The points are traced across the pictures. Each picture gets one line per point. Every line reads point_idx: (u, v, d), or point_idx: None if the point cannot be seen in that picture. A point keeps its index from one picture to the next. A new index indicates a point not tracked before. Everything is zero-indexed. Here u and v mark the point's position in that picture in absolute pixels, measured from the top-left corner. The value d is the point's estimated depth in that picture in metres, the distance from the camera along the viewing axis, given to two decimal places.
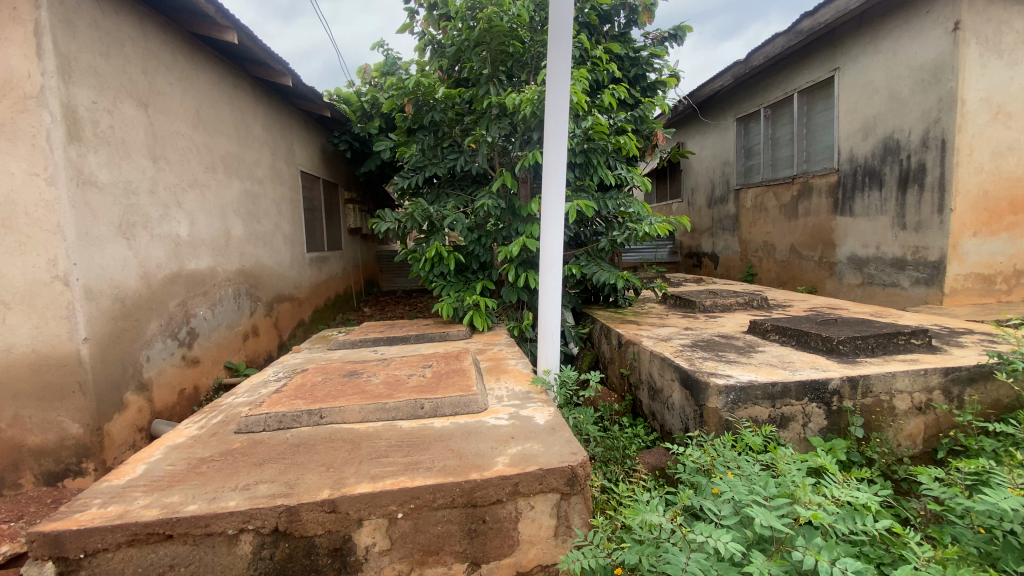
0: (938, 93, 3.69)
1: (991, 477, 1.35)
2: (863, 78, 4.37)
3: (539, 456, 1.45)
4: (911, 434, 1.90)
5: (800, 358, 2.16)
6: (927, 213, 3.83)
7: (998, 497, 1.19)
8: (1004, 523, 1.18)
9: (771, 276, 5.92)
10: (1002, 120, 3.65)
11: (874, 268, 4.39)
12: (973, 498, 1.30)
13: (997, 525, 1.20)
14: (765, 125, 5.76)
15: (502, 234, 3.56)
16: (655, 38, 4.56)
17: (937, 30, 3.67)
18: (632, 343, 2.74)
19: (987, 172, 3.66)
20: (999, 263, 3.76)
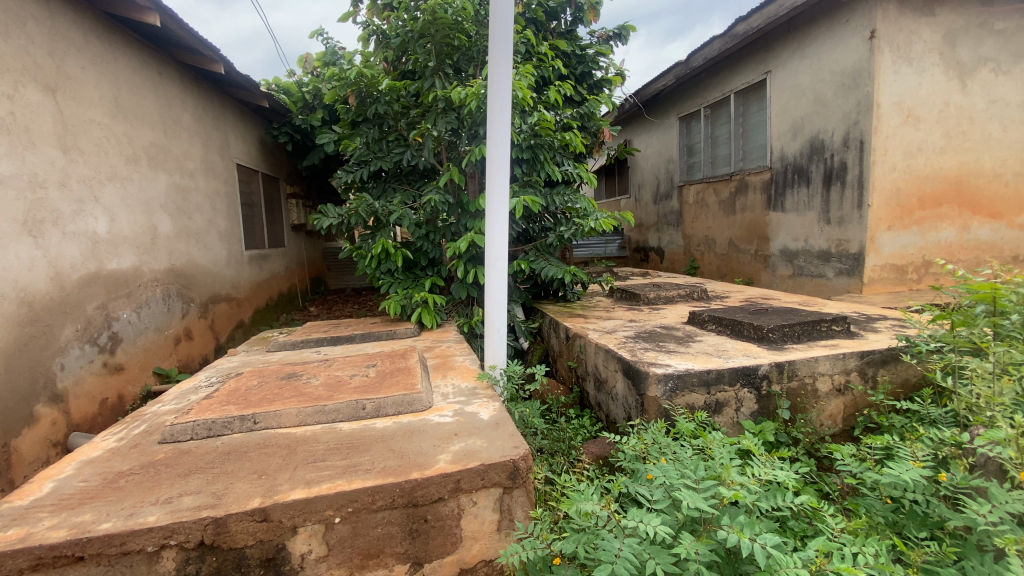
0: (858, 97, 3.95)
1: (897, 451, 1.46)
2: (792, 81, 4.63)
3: (481, 452, 1.45)
4: (832, 414, 2.04)
5: (733, 346, 2.27)
6: (848, 209, 4.12)
7: (901, 470, 1.28)
8: (907, 494, 1.29)
9: (712, 269, 6.19)
10: (913, 122, 3.92)
11: (803, 260, 4.67)
12: (881, 472, 1.39)
13: (902, 496, 1.30)
14: (705, 124, 6.00)
15: (450, 230, 3.53)
16: (600, 37, 4.63)
17: (856, 38, 3.93)
18: (579, 336, 2.79)
19: (899, 171, 3.94)
20: (911, 255, 4.07)
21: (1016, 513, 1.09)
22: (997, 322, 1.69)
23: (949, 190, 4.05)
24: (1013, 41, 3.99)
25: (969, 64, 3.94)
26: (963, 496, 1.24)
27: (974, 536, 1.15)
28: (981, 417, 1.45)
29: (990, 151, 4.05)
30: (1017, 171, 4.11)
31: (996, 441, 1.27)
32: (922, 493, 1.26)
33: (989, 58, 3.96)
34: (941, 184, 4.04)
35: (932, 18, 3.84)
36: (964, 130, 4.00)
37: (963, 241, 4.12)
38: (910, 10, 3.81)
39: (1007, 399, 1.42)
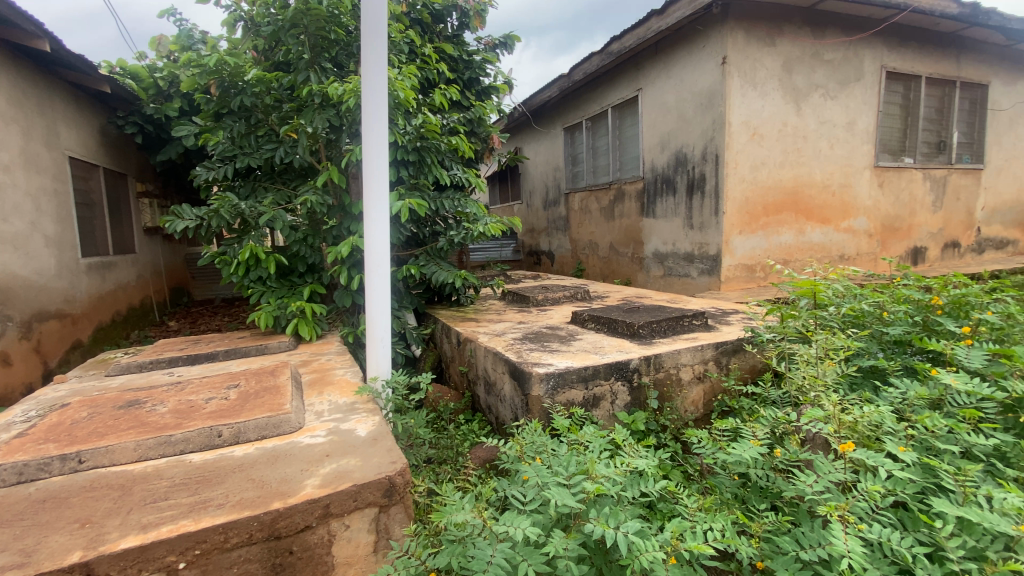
0: (713, 115, 4.44)
1: (742, 431, 1.63)
2: (660, 99, 5.08)
3: (354, 471, 1.36)
4: (694, 401, 2.26)
5: (610, 343, 2.41)
6: (707, 215, 4.62)
7: (741, 450, 1.41)
8: (748, 470, 1.43)
9: (596, 271, 6.57)
10: (757, 140, 4.49)
11: (672, 262, 5.14)
12: (728, 452, 1.53)
13: (745, 473, 1.44)
14: (587, 135, 6.37)
15: (331, 234, 3.32)
16: (487, 44, 4.70)
17: (711, 63, 4.42)
18: (468, 341, 2.77)
19: (747, 182, 4.50)
20: (758, 256, 4.66)
21: (837, 481, 1.17)
22: (817, 313, 1.97)
23: (786, 199, 4.70)
24: (840, 70, 4.72)
25: (803, 89, 4.60)
26: (794, 469, 1.37)
27: (803, 504, 1.20)
28: (803, 396, 1.66)
29: (820, 166, 4.77)
30: (841, 182, 4.88)
31: (819, 418, 1.43)
32: (759, 468, 1.40)
33: (819, 84, 4.65)
34: (781, 194, 4.67)
35: (773, 48, 4.43)
36: (799, 148, 4.66)
37: (799, 243, 4.80)
38: (755, 40, 4.35)
39: (827, 380, 1.63)
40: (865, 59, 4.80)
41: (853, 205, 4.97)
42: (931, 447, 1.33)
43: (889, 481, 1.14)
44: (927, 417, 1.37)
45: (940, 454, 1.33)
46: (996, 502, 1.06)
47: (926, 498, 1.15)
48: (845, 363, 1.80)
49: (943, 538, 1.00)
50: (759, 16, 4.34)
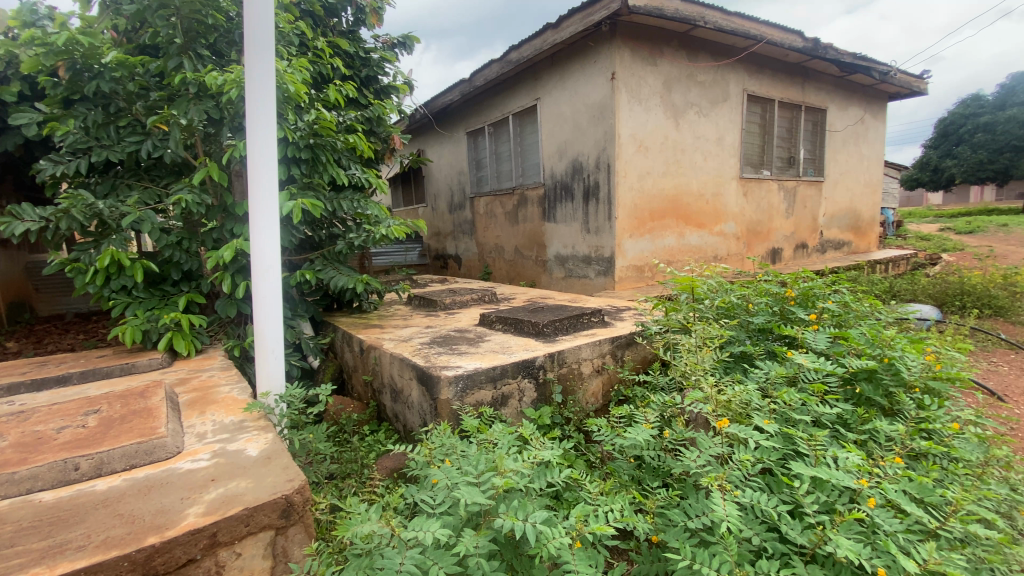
0: (605, 127, 4.74)
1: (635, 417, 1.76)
2: (557, 109, 5.31)
3: (246, 494, 1.25)
4: (594, 392, 2.39)
5: (516, 342, 2.46)
6: (602, 220, 4.91)
7: (634, 435, 1.52)
8: (640, 452, 1.54)
9: (502, 274, 6.67)
10: (643, 151, 4.87)
11: (572, 264, 5.38)
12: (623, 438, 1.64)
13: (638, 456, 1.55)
14: (489, 140, 6.46)
15: (212, 237, 3.01)
16: (384, 42, 4.57)
17: (602, 77, 4.71)
18: (372, 348, 2.67)
19: (635, 190, 4.87)
20: (646, 257, 5.05)
21: (717, 454, 1.30)
22: (695, 306, 2.19)
23: (669, 206, 5.15)
24: (710, 91, 5.28)
25: (681, 106, 5.08)
26: (680, 447, 1.50)
27: (688, 478, 1.32)
28: (684, 381, 1.84)
29: (696, 176, 5.30)
30: (714, 192, 5.46)
31: (700, 400, 1.59)
32: (650, 449, 1.51)
33: (694, 103, 5.17)
34: (664, 202, 5.11)
35: (655, 67, 4.85)
36: (679, 159, 5.14)
37: (681, 245, 5.29)
38: (639, 59, 4.73)
39: (704, 366, 1.81)
40: (731, 82, 5.43)
41: (724, 211, 5.58)
42: (790, 419, 1.53)
43: (758, 450, 1.29)
44: (785, 393, 1.58)
45: (797, 424, 1.54)
46: (841, 461, 1.24)
47: (786, 463, 1.31)
48: (719, 350, 2.01)
49: (800, 496, 1.16)
50: (642, 37, 4.71)
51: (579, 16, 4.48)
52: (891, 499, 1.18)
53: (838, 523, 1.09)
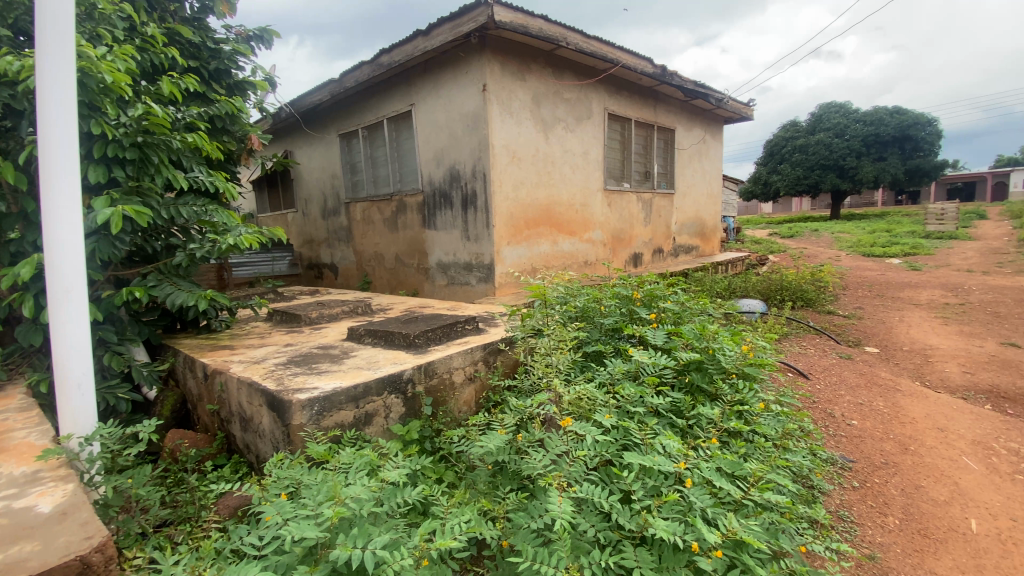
0: (478, 136, 4.82)
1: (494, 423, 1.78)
2: (431, 116, 5.28)
3: (28, 562, 1.04)
4: (467, 401, 2.38)
5: (384, 356, 2.36)
6: (480, 228, 4.97)
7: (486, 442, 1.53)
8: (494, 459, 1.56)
9: (382, 283, 6.43)
10: (516, 162, 5.03)
11: (453, 271, 5.36)
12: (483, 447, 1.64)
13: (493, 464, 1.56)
14: (364, 144, 6.21)
15: (6, 250, 2.48)
16: (239, 34, 4.16)
17: (473, 88, 4.78)
18: (218, 373, 2.39)
19: (510, 199, 5.01)
20: (524, 263, 5.21)
21: (562, 453, 1.36)
22: (553, 312, 2.30)
23: (542, 214, 5.38)
24: (576, 107, 5.63)
25: (550, 120, 5.34)
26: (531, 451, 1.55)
27: (536, 479, 1.37)
28: (540, 383, 1.90)
29: (566, 187, 5.61)
30: (582, 202, 5.84)
31: (549, 401, 1.66)
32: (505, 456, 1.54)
33: (561, 118, 5.47)
34: (538, 211, 5.33)
35: (524, 81, 5.04)
36: (549, 170, 5.39)
37: (554, 252, 5.55)
38: (509, 73, 4.88)
39: (559, 368, 1.90)
40: (593, 100, 5.85)
41: (592, 220, 5.98)
42: (628, 411, 1.67)
43: (596, 445, 1.38)
44: (625, 389, 1.71)
45: (635, 416, 1.67)
46: (664, 448, 1.37)
47: (621, 454, 1.42)
48: (575, 352, 2.13)
49: (629, 485, 1.25)
50: (510, 52, 4.87)
51: (448, 26, 4.50)
52: (705, 478, 1.33)
53: (659, 505, 1.19)
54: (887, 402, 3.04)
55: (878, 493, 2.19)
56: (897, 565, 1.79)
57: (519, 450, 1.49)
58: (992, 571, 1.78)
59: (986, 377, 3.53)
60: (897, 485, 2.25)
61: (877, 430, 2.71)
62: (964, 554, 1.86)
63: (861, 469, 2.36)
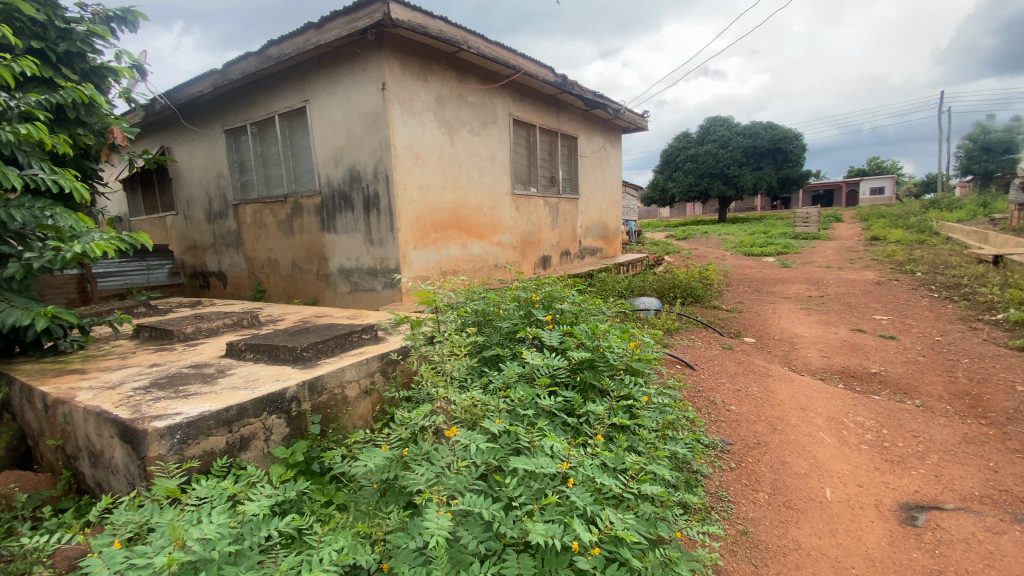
0: (378, 136, 4.64)
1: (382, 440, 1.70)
2: (327, 114, 5.01)
3: None
4: (362, 415, 2.26)
5: (266, 372, 2.17)
6: (384, 231, 4.79)
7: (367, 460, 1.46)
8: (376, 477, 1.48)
9: (278, 291, 5.97)
10: (420, 163, 4.91)
11: (357, 277, 5.11)
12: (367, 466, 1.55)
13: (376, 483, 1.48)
14: (254, 142, 5.75)
15: None
16: (96, 14, 3.63)
17: (372, 86, 4.60)
18: (60, 403, 2.05)
19: (415, 201, 4.87)
20: (431, 268, 5.10)
21: (447, 465, 1.32)
22: (450, 316, 2.26)
23: (449, 217, 5.31)
24: (480, 111, 5.64)
25: (454, 123, 5.29)
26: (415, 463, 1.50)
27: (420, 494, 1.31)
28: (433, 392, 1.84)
29: (473, 190, 5.59)
30: (490, 205, 5.85)
31: (432, 411, 1.62)
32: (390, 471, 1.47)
33: (466, 121, 5.45)
34: (445, 214, 5.25)
35: (426, 82, 4.94)
36: (455, 173, 5.33)
37: (464, 255, 5.51)
38: (409, 73, 4.76)
39: (452, 376, 1.86)
40: (497, 105, 5.89)
41: (500, 223, 6.02)
42: (518, 414, 1.67)
43: (482, 453, 1.36)
44: (517, 393, 1.71)
45: (527, 418, 1.67)
46: (548, 450, 1.38)
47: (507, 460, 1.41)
48: (472, 357, 2.11)
49: (512, 491, 1.24)
50: (410, 52, 4.76)
51: (342, 21, 4.29)
52: (589, 476, 1.35)
53: (540, 509, 1.19)
54: (760, 387, 3.36)
55: (751, 472, 2.41)
56: (765, 537, 1.98)
57: (405, 464, 1.43)
58: (842, 533, 2.01)
59: (838, 359, 4.05)
60: (767, 463, 2.49)
61: (751, 413, 2.99)
62: (820, 521, 2.09)
63: (738, 451, 2.59)
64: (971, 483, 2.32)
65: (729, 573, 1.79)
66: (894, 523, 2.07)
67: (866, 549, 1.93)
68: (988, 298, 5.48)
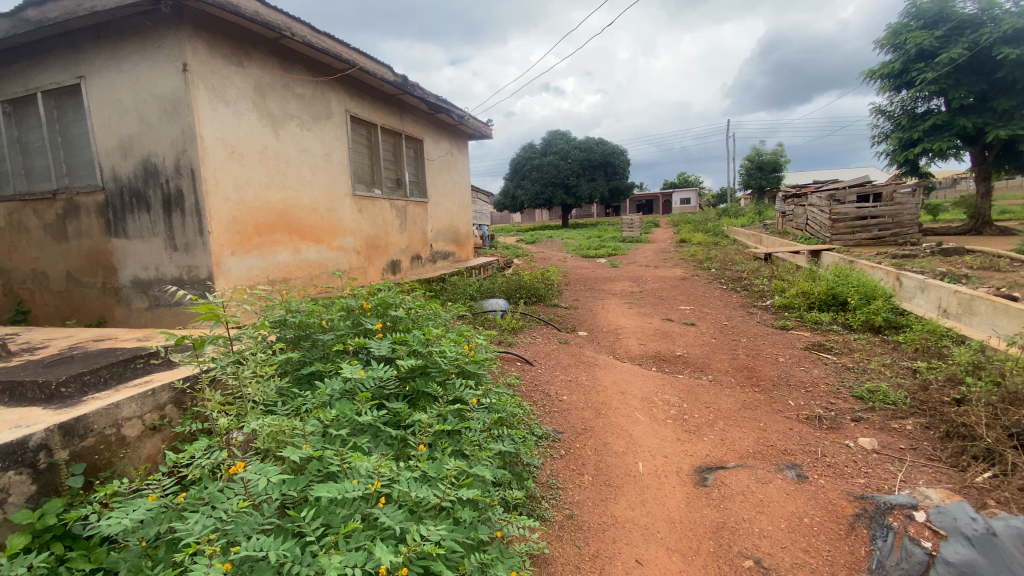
0: (180, 125, 3.99)
1: (155, 489, 1.44)
2: (111, 95, 4.18)
3: None
4: (149, 457, 1.89)
5: (1, 419, 1.68)
6: (191, 235, 4.12)
7: (126, 515, 1.24)
8: (138, 535, 1.26)
9: (49, 311, 4.79)
10: (236, 158, 4.34)
11: (157, 290, 4.32)
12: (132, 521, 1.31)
13: (141, 542, 1.25)
14: (6, 124, 4.55)
15: None
16: None
17: (170, 66, 3.94)
18: None
19: (232, 201, 4.30)
20: (256, 276, 4.55)
21: (230, 506, 1.25)
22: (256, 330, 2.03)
23: (276, 219, 4.80)
24: (310, 105, 5.21)
25: (279, 116, 4.81)
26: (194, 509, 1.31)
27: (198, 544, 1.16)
28: (232, 421, 1.69)
29: (305, 190, 5.14)
30: (327, 206, 5.44)
31: (207, 448, 1.51)
32: (161, 523, 1.28)
33: (293, 114, 4.99)
34: (272, 216, 4.74)
35: (241, 68, 4.40)
36: (281, 171, 4.85)
37: (296, 261, 5.04)
38: (220, 57, 4.19)
39: (251, 402, 1.70)
40: (331, 100, 5.51)
41: (340, 226, 5.64)
42: (330, 434, 1.59)
43: (277, 486, 1.31)
44: (330, 413, 1.60)
45: (341, 439, 1.59)
46: (357, 471, 1.34)
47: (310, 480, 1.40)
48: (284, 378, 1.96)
49: (310, 524, 1.19)
50: (220, 33, 4.20)
51: None
52: (402, 492, 1.35)
53: (340, 540, 1.15)
54: (589, 375, 3.68)
55: (578, 457, 2.60)
56: (587, 517, 2.15)
57: (182, 512, 1.29)
58: (651, 502, 2.28)
59: (653, 345, 4.63)
60: (592, 446, 2.72)
61: (580, 401, 3.24)
62: (634, 494, 2.34)
63: (567, 438, 2.78)
64: (747, 442, 2.81)
65: (555, 560, 1.90)
66: (692, 486, 2.40)
67: (669, 513, 2.20)
68: (760, 288, 6.80)
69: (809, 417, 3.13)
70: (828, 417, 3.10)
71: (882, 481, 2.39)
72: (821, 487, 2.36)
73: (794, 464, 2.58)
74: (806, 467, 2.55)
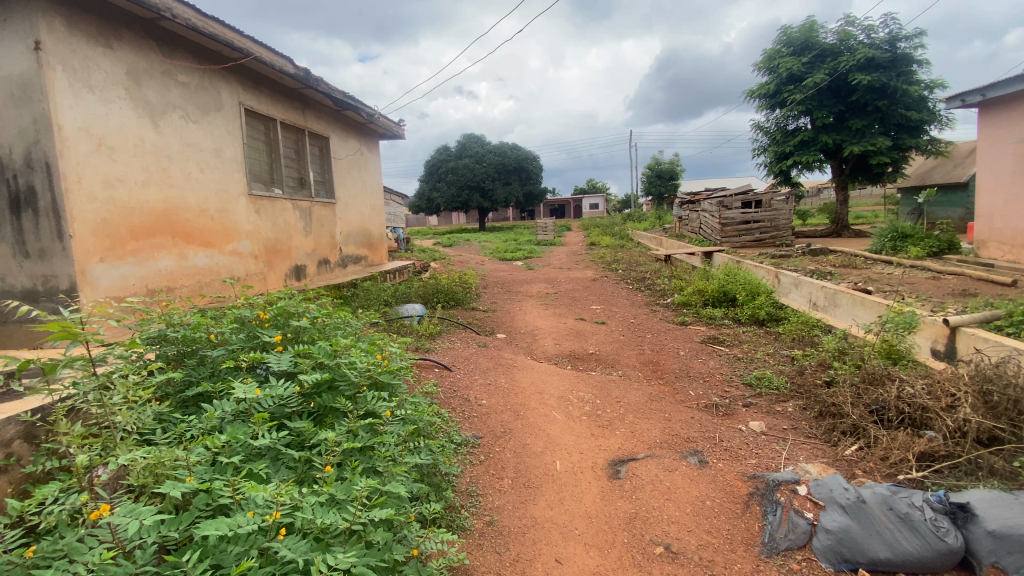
0: (31, 112, 3.43)
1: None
2: None
3: None
4: None
5: None
6: (47, 240, 3.55)
7: None
8: None
9: None
10: (105, 152, 3.82)
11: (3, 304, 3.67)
12: None
13: None
14: None
15: None
16: None
17: (18, 43, 3.39)
18: None
19: (100, 201, 3.78)
20: (131, 285, 4.03)
21: (93, 558, 1.11)
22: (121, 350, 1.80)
23: (157, 221, 4.29)
24: (197, 95, 4.73)
25: (158, 106, 4.31)
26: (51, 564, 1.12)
27: None
28: (98, 455, 1.49)
29: (192, 189, 4.64)
30: (218, 207, 4.95)
31: (59, 495, 1.29)
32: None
33: (176, 105, 4.49)
34: (151, 218, 4.23)
35: (111, 50, 3.88)
36: (162, 168, 4.34)
37: (181, 268, 4.53)
38: (83, 36, 3.67)
39: (120, 434, 1.51)
40: (222, 90, 5.04)
41: (233, 229, 5.16)
42: (220, 462, 1.47)
43: (154, 529, 1.20)
44: (220, 439, 1.46)
45: (233, 468, 1.47)
46: (254, 503, 1.26)
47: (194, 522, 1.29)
48: (161, 405, 1.76)
49: (191, 566, 1.08)
50: (84, 8, 3.68)
51: None
52: (304, 522, 1.28)
53: None
54: (507, 378, 3.69)
55: (497, 461, 2.59)
56: (507, 521, 2.14)
57: (30, 570, 1.09)
58: (569, 500, 2.32)
59: (568, 345, 4.77)
60: (510, 448, 2.73)
61: (499, 405, 3.24)
62: (552, 493, 2.37)
63: (486, 443, 2.76)
64: (654, 433, 2.97)
65: (475, 570, 1.86)
66: (606, 480, 2.48)
67: (586, 509, 2.26)
68: (662, 287, 7.29)
69: (707, 405, 3.39)
70: (723, 404, 3.38)
71: (770, 459, 2.64)
72: (720, 470, 2.56)
73: (695, 451, 2.77)
74: (706, 453, 2.74)
